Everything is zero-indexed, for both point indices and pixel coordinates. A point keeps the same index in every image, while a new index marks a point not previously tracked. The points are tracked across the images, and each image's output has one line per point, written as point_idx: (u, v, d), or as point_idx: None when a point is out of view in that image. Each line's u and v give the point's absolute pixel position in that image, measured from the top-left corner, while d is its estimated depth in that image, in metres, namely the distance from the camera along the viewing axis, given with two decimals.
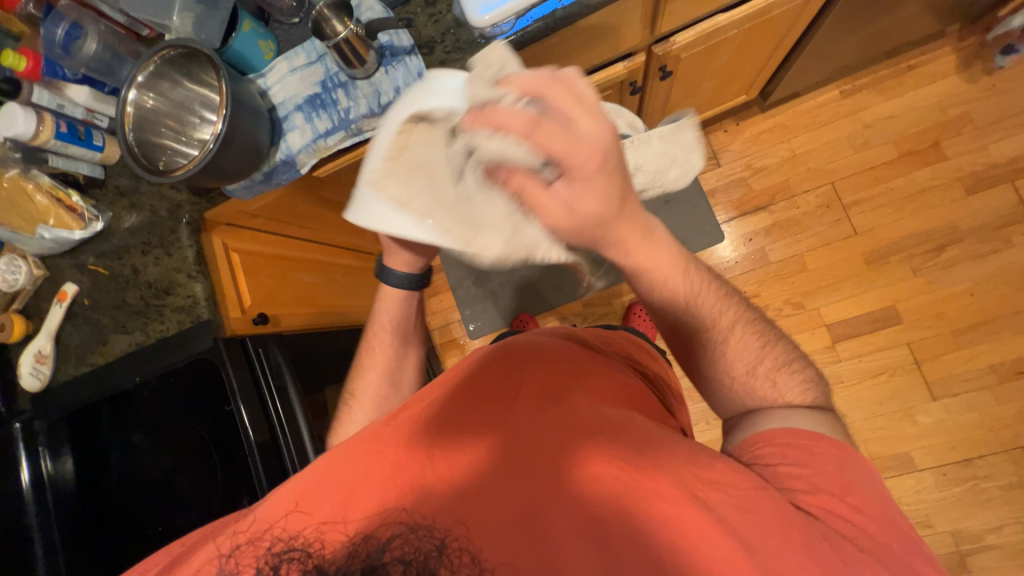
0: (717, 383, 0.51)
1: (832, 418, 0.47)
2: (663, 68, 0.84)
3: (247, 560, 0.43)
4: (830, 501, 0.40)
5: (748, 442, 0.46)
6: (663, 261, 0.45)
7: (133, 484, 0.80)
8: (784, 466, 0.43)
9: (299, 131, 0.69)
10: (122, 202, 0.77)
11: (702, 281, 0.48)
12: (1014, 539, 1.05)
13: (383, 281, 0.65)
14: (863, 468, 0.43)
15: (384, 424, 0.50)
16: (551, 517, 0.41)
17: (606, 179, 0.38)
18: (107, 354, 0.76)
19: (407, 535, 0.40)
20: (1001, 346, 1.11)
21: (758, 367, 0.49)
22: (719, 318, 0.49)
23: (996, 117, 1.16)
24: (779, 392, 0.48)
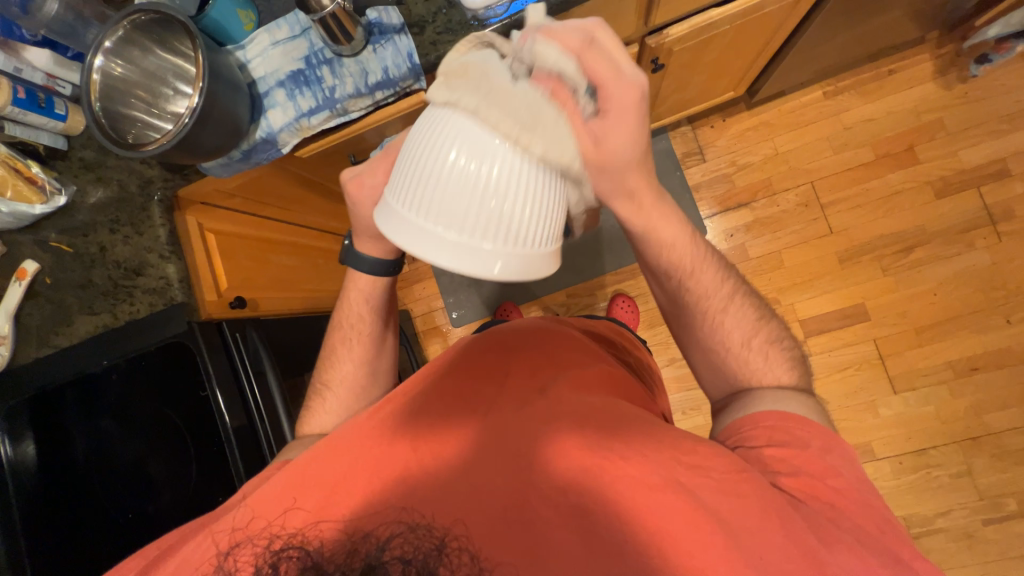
0: (715, 356, 0.56)
1: (816, 402, 0.50)
2: (656, 60, 0.84)
3: (244, 558, 0.41)
4: (806, 486, 0.42)
5: (737, 425, 0.49)
6: (671, 225, 0.53)
7: (100, 470, 0.76)
8: (769, 449, 0.45)
9: (281, 108, 0.67)
10: (87, 175, 0.73)
11: (706, 255, 0.55)
12: (960, 523, 1.13)
13: (351, 266, 0.63)
14: (848, 455, 0.44)
15: (368, 417, 0.50)
16: (539, 505, 0.42)
17: (634, 118, 0.44)
18: (71, 336, 0.73)
19: (407, 534, 0.39)
20: (959, 344, 1.17)
21: (752, 339, 0.54)
22: (719, 290, 0.55)
23: (966, 124, 1.20)
24: (769, 366, 0.53)
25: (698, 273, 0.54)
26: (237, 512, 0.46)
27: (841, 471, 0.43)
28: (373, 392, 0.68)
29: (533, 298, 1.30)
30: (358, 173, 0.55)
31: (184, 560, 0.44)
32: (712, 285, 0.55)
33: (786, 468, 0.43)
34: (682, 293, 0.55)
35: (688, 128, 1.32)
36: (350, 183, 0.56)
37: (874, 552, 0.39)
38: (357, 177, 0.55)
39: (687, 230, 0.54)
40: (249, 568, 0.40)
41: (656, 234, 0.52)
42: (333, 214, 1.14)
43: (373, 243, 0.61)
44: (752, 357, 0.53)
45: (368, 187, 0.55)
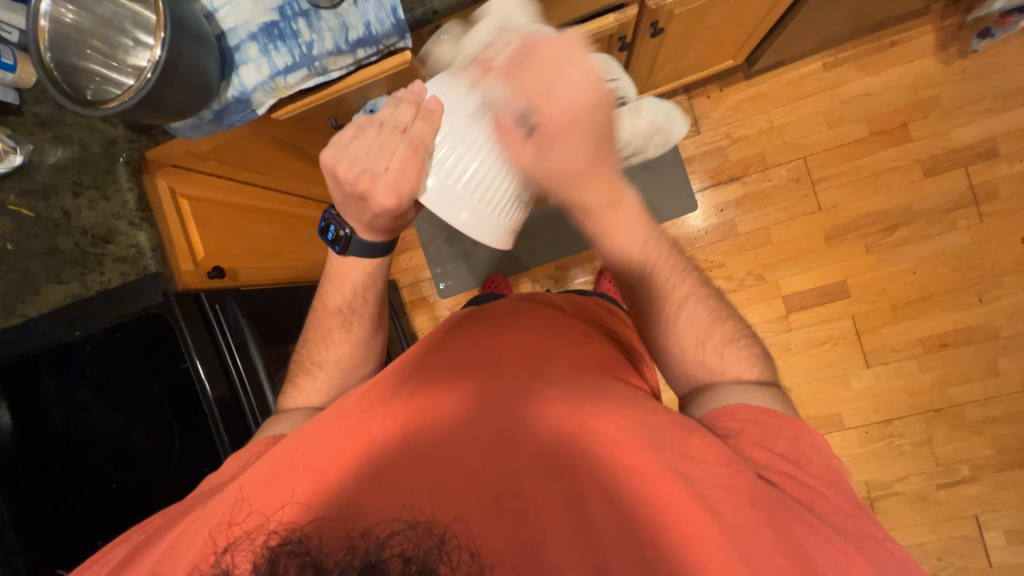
0: (672, 356, 0.56)
1: (776, 392, 0.51)
2: (655, 24, 0.80)
3: (242, 553, 0.41)
4: (788, 471, 0.44)
5: (712, 418, 0.49)
6: (624, 228, 0.53)
7: (82, 441, 0.75)
8: (747, 438, 0.46)
9: (254, 65, 0.62)
10: (44, 133, 0.67)
11: (661, 254, 0.54)
12: (915, 487, 1.21)
13: (337, 251, 0.60)
14: (814, 440, 0.46)
15: (357, 401, 0.49)
16: (532, 490, 0.43)
17: (582, 131, 0.46)
18: (38, 305, 0.69)
19: (407, 532, 0.40)
20: (932, 321, 1.21)
21: (707, 341, 0.54)
22: (675, 290, 0.55)
23: (962, 102, 1.19)
24: (727, 366, 0.53)
25: (651, 273, 0.54)
26: (230, 497, 0.45)
27: (813, 456, 0.45)
28: (363, 371, 0.67)
29: (521, 271, 1.30)
30: (368, 168, 0.49)
31: (178, 542, 0.44)
32: (665, 287, 0.54)
33: (765, 456, 0.44)
34: (639, 288, 0.55)
35: (684, 97, 1.28)
36: (361, 181, 0.49)
37: (854, 538, 0.40)
38: (367, 174, 0.49)
39: (645, 228, 0.54)
40: (248, 566, 0.40)
41: (608, 233, 0.53)
42: (314, 180, 1.09)
43: (378, 231, 0.57)
44: (707, 356, 0.53)
45: (382, 186, 0.49)
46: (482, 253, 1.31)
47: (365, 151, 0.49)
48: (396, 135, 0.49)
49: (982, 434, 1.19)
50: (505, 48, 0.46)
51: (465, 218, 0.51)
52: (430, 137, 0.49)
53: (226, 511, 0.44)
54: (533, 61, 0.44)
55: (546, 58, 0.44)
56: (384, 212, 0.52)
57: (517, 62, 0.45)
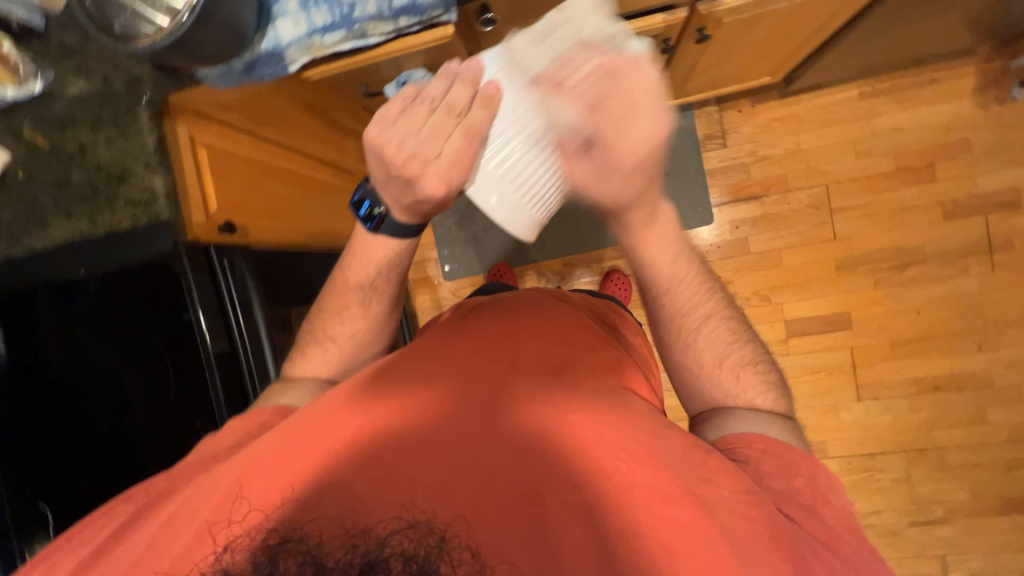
0: (688, 373, 0.57)
1: (791, 425, 0.52)
2: (702, 30, 0.77)
3: (242, 549, 0.41)
4: (804, 505, 0.44)
5: (727, 441, 0.50)
6: (663, 241, 0.53)
7: (73, 380, 0.74)
8: (766, 468, 0.46)
9: (291, 19, 0.59)
10: (67, 63, 0.66)
11: (687, 276, 0.55)
12: (887, 521, 1.23)
13: (375, 232, 0.59)
14: (833, 482, 0.46)
15: (366, 390, 0.49)
16: (550, 498, 0.42)
17: (643, 171, 0.43)
18: (46, 239, 0.68)
19: (406, 531, 0.40)
20: (928, 363, 1.22)
21: (724, 360, 0.55)
22: (696, 309, 0.56)
23: (992, 148, 1.18)
24: (741, 389, 0.54)
25: (676, 289, 0.55)
26: (235, 470, 0.45)
27: (832, 499, 0.45)
28: (376, 347, 0.68)
29: (529, 263, 1.29)
30: (418, 153, 0.47)
31: (183, 506, 0.44)
32: (689, 304, 0.56)
33: (782, 486, 0.45)
34: (662, 307, 0.56)
35: (715, 108, 1.26)
36: (410, 166, 0.47)
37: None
38: (419, 159, 0.47)
39: (679, 245, 0.54)
40: (245, 566, 0.39)
41: (642, 245, 0.52)
42: (335, 146, 1.07)
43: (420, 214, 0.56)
44: (723, 376, 0.55)
45: (433, 172, 0.47)
46: (492, 240, 1.30)
47: (417, 132, 0.47)
48: (450, 118, 0.46)
49: (962, 479, 1.21)
50: (574, 61, 0.40)
51: (495, 202, 0.47)
52: (486, 128, 0.46)
53: (227, 499, 0.43)
54: (619, 80, 0.39)
55: (622, 90, 0.39)
56: (429, 199, 0.50)
57: (596, 83, 0.39)
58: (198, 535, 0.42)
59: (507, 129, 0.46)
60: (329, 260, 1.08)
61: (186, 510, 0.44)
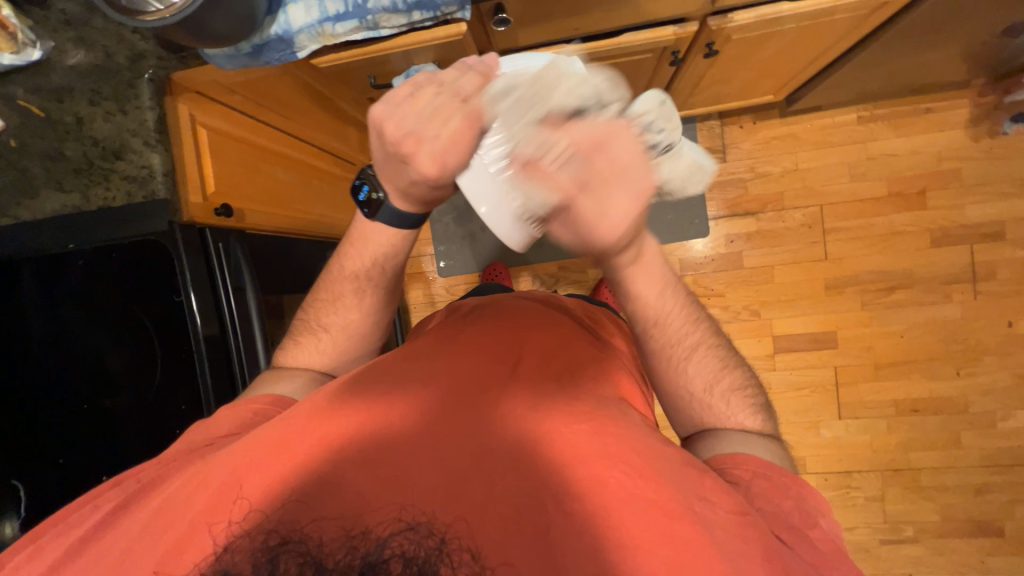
0: (678, 402, 0.57)
1: (778, 445, 0.52)
2: (710, 45, 0.78)
3: (240, 550, 0.39)
4: (793, 527, 0.44)
5: (721, 460, 0.50)
6: (648, 275, 0.53)
7: (54, 356, 0.72)
8: (758, 485, 0.47)
9: (303, 5, 0.59)
10: (68, 33, 0.64)
11: (673, 308, 0.55)
12: (860, 538, 1.25)
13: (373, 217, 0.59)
14: (820, 504, 0.47)
15: (369, 387, 0.50)
16: (553, 510, 0.41)
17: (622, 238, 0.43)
18: (34, 210, 0.67)
19: (407, 532, 0.39)
20: (908, 386, 1.25)
21: (714, 388, 0.55)
22: (684, 339, 0.56)
23: (981, 180, 1.22)
24: (732, 414, 0.54)
25: (664, 320, 0.55)
26: (226, 468, 0.44)
27: (819, 523, 0.45)
28: (369, 342, 0.67)
29: (525, 264, 1.29)
30: (415, 131, 0.44)
31: (173, 497, 0.44)
32: (677, 334, 0.56)
33: (773, 508, 0.45)
34: (651, 337, 0.56)
35: (717, 123, 1.28)
36: (405, 144, 0.45)
37: None
38: (414, 137, 0.45)
39: (665, 277, 0.54)
40: (246, 567, 0.37)
41: (631, 279, 0.53)
42: (338, 135, 1.06)
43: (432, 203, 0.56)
44: (714, 403, 0.55)
45: (426, 152, 0.45)
46: (489, 240, 1.30)
47: (416, 110, 0.44)
48: (455, 101, 0.45)
49: (934, 500, 1.24)
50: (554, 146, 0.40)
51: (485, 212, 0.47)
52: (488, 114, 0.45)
53: (225, 489, 0.43)
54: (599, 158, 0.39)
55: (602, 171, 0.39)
56: (423, 180, 0.48)
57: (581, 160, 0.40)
58: (189, 529, 0.41)
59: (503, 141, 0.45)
60: (324, 250, 1.07)
61: (174, 499, 0.43)
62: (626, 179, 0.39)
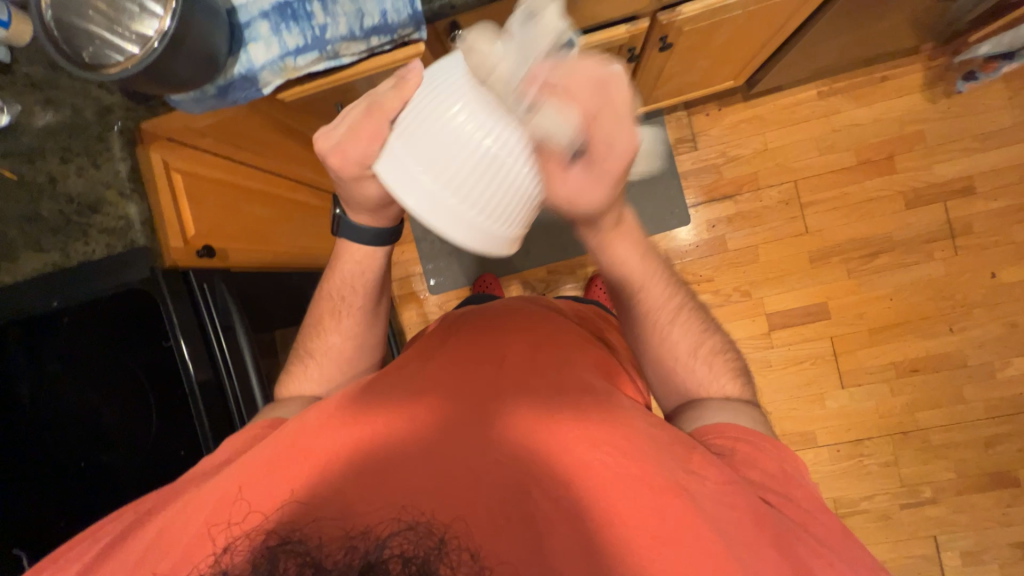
0: (664, 368, 0.59)
1: (756, 412, 0.53)
2: (664, 39, 0.81)
3: (239, 552, 0.39)
4: (780, 492, 0.45)
5: (702, 433, 0.51)
6: (630, 245, 0.55)
7: (49, 416, 0.72)
8: (741, 453, 0.47)
9: (264, 43, 0.61)
10: (35, 95, 0.65)
11: (659, 274, 0.57)
12: (880, 506, 1.25)
13: (338, 236, 0.62)
14: (796, 465, 0.48)
15: (358, 395, 0.50)
16: (538, 498, 0.43)
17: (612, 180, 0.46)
18: (14, 272, 0.66)
19: (407, 532, 0.38)
20: (905, 347, 1.26)
21: (696, 353, 0.58)
22: (668, 306, 0.58)
23: (944, 139, 1.25)
24: (712, 379, 0.56)
25: (648, 287, 0.57)
26: (223, 489, 0.44)
27: (801, 482, 0.46)
28: (361, 366, 0.68)
29: (513, 272, 1.30)
30: (339, 146, 0.48)
31: (167, 528, 0.43)
32: (661, 301, 0.57)
33: (759, 474, 0.46)
34: (637, 305, 0.58)
35: (683, 113, 1.31)
36: (332, 157, 0.49)
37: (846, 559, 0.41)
38: (338, 151, 0.49)
39: (645, 246, 0.56)
40: (242, 564, 0.37)
41: (611, 249, 0.54)
42: (313, 166, 1.07)
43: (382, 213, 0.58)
44: (697, 368, 0.57)
45: (351, 161, 0.49)
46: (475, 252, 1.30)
47: (340, 125, 0.49)
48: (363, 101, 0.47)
49: (946, 458, 1.24)
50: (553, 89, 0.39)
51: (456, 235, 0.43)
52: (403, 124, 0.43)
53: (222, 508, 0.43)
54: (594, 105, 0.40)
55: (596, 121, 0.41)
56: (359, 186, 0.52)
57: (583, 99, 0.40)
58: (178, 560, 0.40)
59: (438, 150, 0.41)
60: (311, 281, 1.07)
61: (170, 536, 0.42)
62: (625, 112, 0.41)
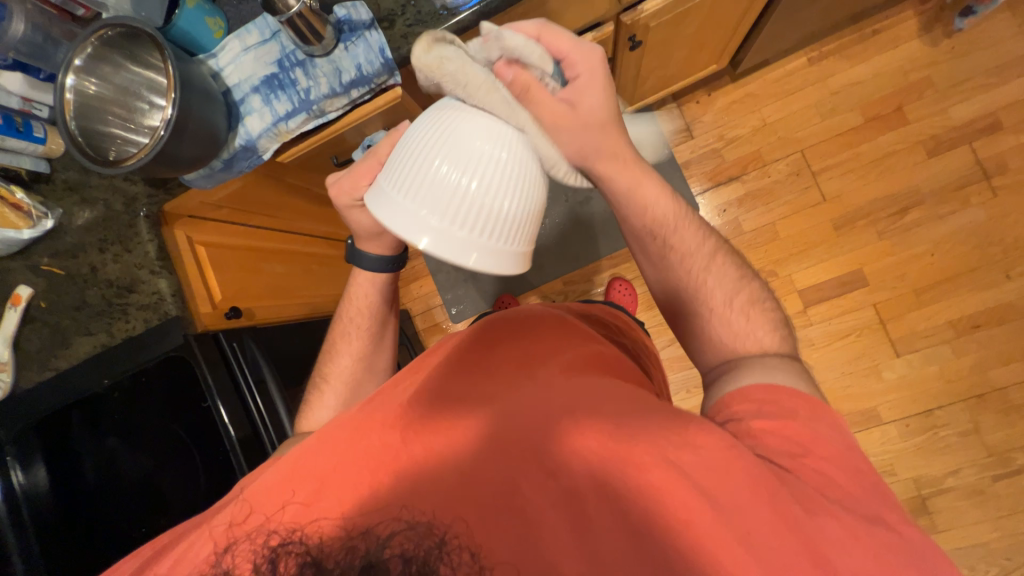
0: (701, 320, 0.57)
1: (800, 364, 0.51)
2: (633, 38, 0.83)
3: (242, 553, 0.42)
4: (797, 455, 0.42)
5: (726, 402, 0.49)
6: (649, 188, 0.56)
7: (110, 487, 0.77)
8: (759, 420, 0.45)
9: (257, 114, 0.66)
10: (72, 197, 0.73)
11: (686, 223, 0.58)
12: (970, 480, 1.13)
13: (355, 264, 0.66)
14: (831, 418, 0.45)
15: (364, 410, 0.50)
16: (528, 489, 0.42)
17: (600, 85, 0.48)
18: (70, 358, 0.73)
19: (406, 531, 0.40)
20: (959, 303, 1.17)
21: (734, 299, 0.56)
22: (700, 253, 0.58)
23: (956, 79, 1.19)
24: (752, 324, 0.55)
25: (676, 232, 0.58)
26: (233, 504, 0.46)
27: (830, 440, 0.43)
28: (371, 383, 0.70)
29: (530, 289, 1.30)
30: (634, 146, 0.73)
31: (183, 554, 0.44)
32: (692, 245, 0.58)
33: (777, 440, 0.43)
34: (667, 253, 0.58)
35: (673, 105, 1.31)
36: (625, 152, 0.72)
37: (895, 550, 0.38)
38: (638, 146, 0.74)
39: (666, 194, 0.57)
40: (248, 565, 0.41)
41: (631, 190, 0.55)
42: (324, 218, 1.14)
43: (376, 241, 0.62)
44: (734, 316, 0.55)
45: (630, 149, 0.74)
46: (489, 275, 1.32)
47: None
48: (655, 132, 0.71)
49: None
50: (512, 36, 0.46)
51: (392, 220, 0.43)
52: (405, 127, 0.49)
53: (240, 515, 0.44)
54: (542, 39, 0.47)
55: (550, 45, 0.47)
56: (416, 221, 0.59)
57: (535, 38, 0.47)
58: None
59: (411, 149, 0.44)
60: None
61: None
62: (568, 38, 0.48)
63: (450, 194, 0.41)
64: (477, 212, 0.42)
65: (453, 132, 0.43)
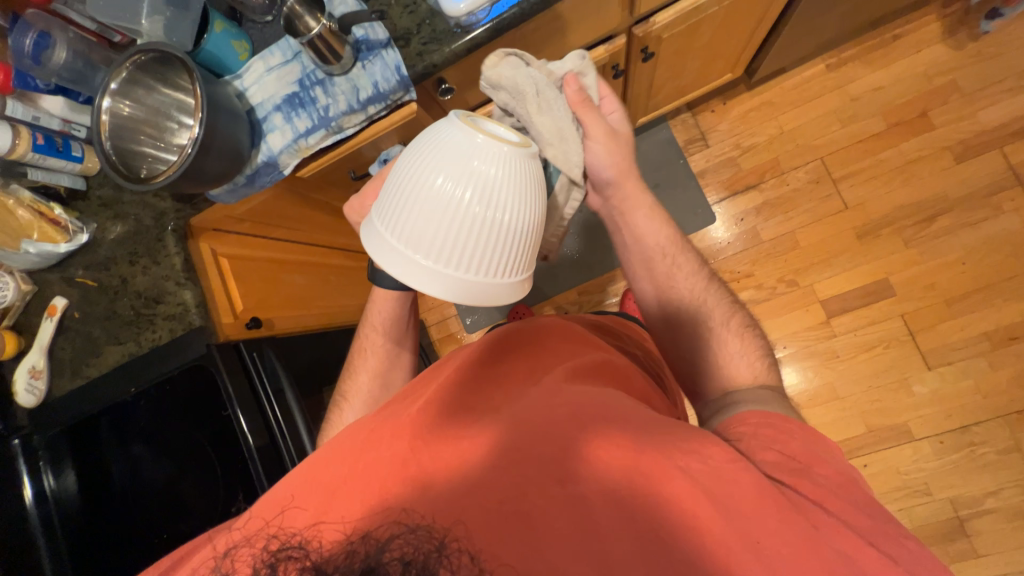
0: (700, 345, 0.60)
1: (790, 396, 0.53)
2: (645, 51, 0.84)
3: (241, 559, 0.39)
4: (795, 469, 0.43)
5: (730, 424, 0.50)
6: (649, 221, 0.63)
7: (132, 492, 0.79)
8: (759, 441, 0.46)
9: (279, 131, 0.69)
10: (106, 212, 0.76)
11: (684, 251, 0.64)
12: (1013, 502, 1.07)
13: (376, 284, 0.64)
14: (831, 449, 0.46)
15: (377, 420, 0.50)
16: (535, 496, 0.41)
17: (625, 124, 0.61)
18: (100, 366, 0.75)
19: (405, 535, 0.37)
20: (994, 314, 1.12)
21: (728, 327, 0.60)
22: (697, 280, 0.62)
23: (983, 83, 1.15)
24: (745, 351, 0.57)
25: (675, 260, 0.63)
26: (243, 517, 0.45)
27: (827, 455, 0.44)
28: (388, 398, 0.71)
29: (544, 299, 1.30)
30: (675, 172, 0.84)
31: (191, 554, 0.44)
32: (690, 273, 0.62)
33: (774, 456, 0.44)
34: (668, 276, 0.63)
35: (688, 114, 1.30)
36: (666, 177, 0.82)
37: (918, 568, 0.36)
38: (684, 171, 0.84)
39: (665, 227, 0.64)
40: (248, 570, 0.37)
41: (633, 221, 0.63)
42: (343, 231, 1.16)
43: None
44: (729, 341, 0.58)
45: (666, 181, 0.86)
46: None
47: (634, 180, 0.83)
48: None
49: None
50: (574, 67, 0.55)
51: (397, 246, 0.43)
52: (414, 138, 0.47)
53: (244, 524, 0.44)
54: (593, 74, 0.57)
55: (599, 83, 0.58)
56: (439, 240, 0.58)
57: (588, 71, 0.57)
58: None
59: (417, 169, 0.43)
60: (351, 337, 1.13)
61: None
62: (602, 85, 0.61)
63: (459, 220, 0.41)
64: (485, 238, 0.42)
65: (461, 152, 0.41)
